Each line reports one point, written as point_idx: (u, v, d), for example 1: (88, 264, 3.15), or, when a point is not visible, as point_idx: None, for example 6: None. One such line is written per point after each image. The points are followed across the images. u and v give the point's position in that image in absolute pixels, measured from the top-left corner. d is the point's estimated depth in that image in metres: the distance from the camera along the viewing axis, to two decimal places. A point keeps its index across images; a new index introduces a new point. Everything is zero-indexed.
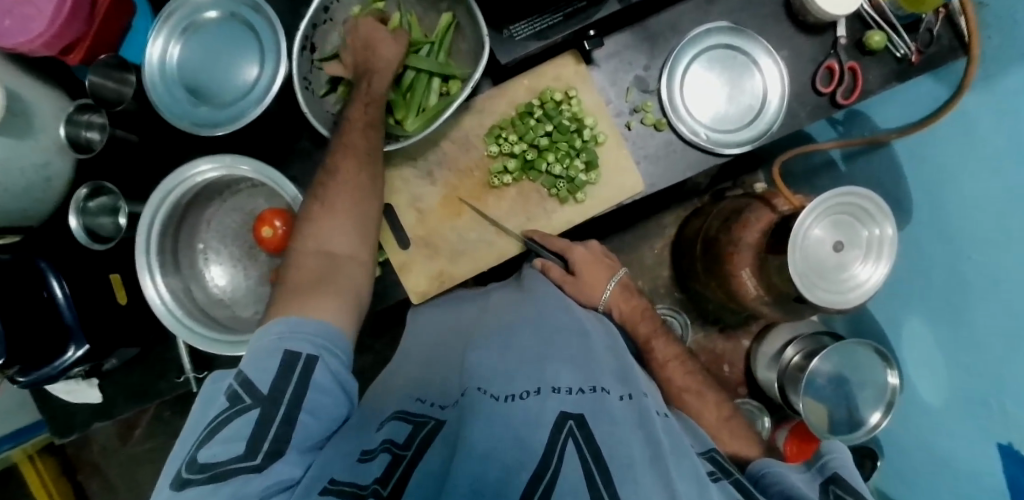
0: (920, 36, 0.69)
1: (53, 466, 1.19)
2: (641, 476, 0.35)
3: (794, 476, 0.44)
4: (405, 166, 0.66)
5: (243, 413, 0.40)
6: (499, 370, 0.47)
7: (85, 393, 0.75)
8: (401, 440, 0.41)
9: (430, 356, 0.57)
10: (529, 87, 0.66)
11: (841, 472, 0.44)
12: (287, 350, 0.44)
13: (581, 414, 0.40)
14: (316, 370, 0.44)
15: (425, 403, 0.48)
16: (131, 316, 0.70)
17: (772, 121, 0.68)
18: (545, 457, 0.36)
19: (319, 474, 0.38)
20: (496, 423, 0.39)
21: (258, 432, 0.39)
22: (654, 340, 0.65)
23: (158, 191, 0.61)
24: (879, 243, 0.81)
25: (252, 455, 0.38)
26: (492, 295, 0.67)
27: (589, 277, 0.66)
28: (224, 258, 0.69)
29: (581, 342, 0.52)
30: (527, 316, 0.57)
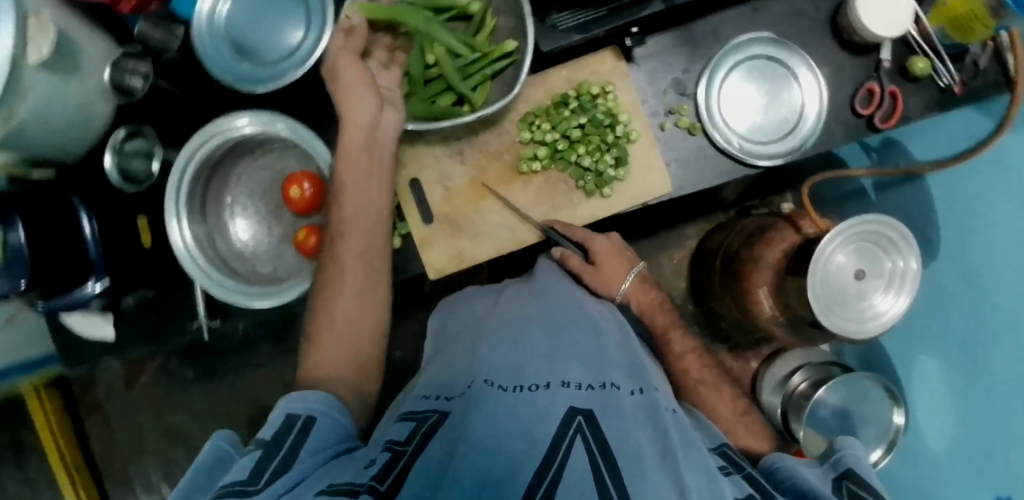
0: (965, 67, 0.69)
1: (58, 401, 1.22)
2: (650, 470, 0.34)
3: (806, 471, 0.44)
4: (437, 143, 0.67)
5: (243, 458, 0.37)
6: (507, 362, 0.46)
7: (99, 328, 0.76)
8: (402, 439, 0.40)
9: (440, 361, 0.58)
10: (567, 78, 0.66)
11: (855, 468, 0.44)
12: (288, 414, 0.43)
13: (590, 410, 0.38)
14: (316, 427, 0.42)
15: (432, 397, 0.48)
16: (154, 258, 0.73)
17: (809, 136, 0.67)
18: (553, 446, 0.34)
19: (320, 480, 0.35)
20: (501, 417, 0.37)
21: (261, 465, 0.36)
22: (671, 331, 0.65)
23: (193, 142, 0.63)
24: (901, 276, 0.80)
25: (252, 479, 0.34)
26: (506, 289, 0.67)
27: (610, 269, 0.64)
28: (251, 213, 0.71)
29: (592, 337, 0.52)
30: (539, 311, 0.56)
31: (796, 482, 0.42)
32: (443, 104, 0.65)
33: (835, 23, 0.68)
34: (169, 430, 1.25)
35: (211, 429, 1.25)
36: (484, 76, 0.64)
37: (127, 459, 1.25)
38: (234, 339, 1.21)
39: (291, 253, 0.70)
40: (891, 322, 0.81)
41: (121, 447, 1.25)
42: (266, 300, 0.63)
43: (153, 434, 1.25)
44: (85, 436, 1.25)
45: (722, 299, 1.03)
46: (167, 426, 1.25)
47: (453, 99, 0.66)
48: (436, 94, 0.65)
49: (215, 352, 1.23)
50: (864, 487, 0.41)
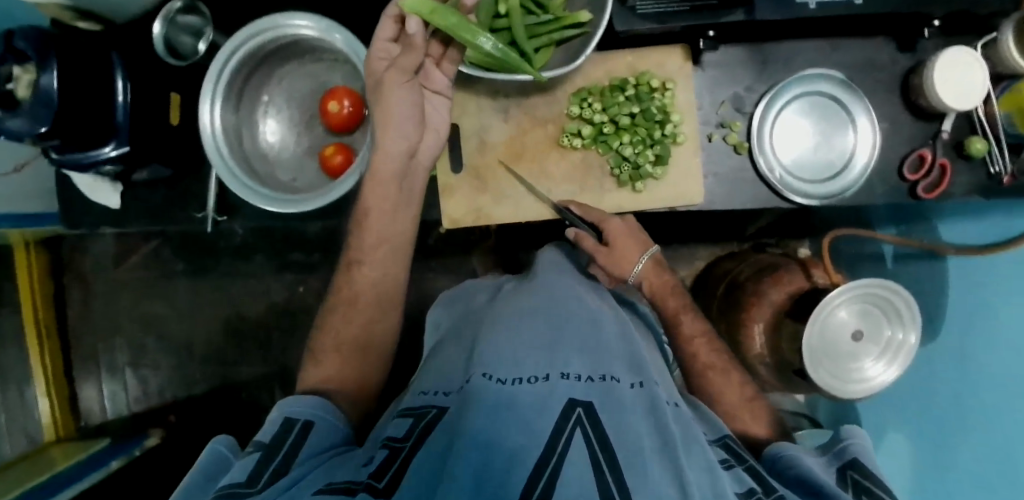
0: (1021, 160, 0.67)
1: (43, 260, 1.21)
2: (649, 464, 0.35)
3: (810, 460, 0.45)
4: (486, 95, 0.66)
5: (246, 457, 0.41)
6: (507, 351, 0.46)
7: (103, 195, 0.75)
8: (401, 435, 0.41)
9: (440, 356, 0.57)
10: (629, 65, 0.66)
11: (859, 457, 0.45)
12: (288, 416, 0.47)
13: (589, 403, 0.39)
14: (312, 429, 0.46)
15: (429, 393, 0.48)
16: (178, 138, 0.72)
17: (851, 185, 0.66)
18: (553, 439, 0.35)
19: (317, 479, 0.38)
20: (502, 407, 0.37)
21: (258, 467, 0.40)
22: (682, 314, 0.62)
23: (244, 31, 0.61)
24: (897, 347, 0.81)
25: (251, 482, 0.38)
26: (508, 286, 0.66)
27: (621, 251, 0.62)
28: (284, 117, 0.70)
29: (593, 329, 0.52)
30: (543, 300, 0.56)
31: (801, 471, 0.43)
32: (503, 57, 0.63)
33: (906, 81, 0.67)
34: (146, 317, 1.26)
35: (186, 327, 1.25)
36: (550, 40, 0.63)
37: (98, 335, 1.26)
38: (231, 243, 1.21)
39: (314, 166, 0.70)
40: (877, 389, 0.80)
41: (96, 322, 1.26)
42: (282, 207, 0.62)
43: (129, 317, 1.26)
44: (62, 302, 1.25)
45: (715, 326, 1.03)
46: (145, 313, 1.26)
47: (514, 55, 0.64)
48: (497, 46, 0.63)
49: (209, 251, 1.23)
50: (869, 478, 0.42)
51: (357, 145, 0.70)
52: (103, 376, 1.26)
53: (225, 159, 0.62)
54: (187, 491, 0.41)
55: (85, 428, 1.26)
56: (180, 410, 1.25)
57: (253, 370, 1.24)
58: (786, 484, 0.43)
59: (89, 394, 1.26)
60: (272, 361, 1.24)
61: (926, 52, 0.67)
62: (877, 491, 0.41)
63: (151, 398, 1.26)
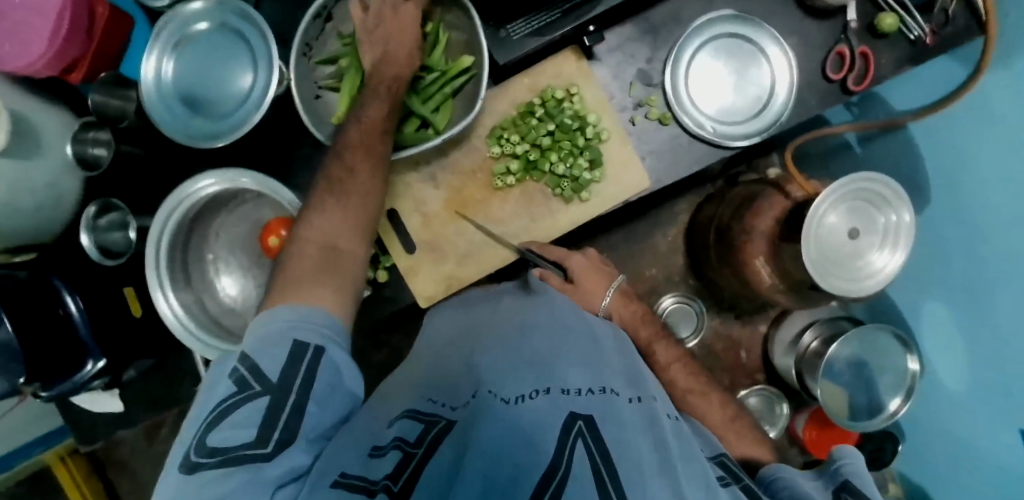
0: (935, 17, 0.67)
1: (83, 464, 1.25)
2: (651, 479, 0.33)
3: (803, 485, 0.41)
4: (409, 171, 0.66)
5: (252, 399, 0.38)
6: (507, 371, 0.46)
7: (107, 403, 0.75)
8: (413, 439, 0.39)
9: (428, 357, 0.56)
10: (530, 86, 0.65)
11: (853, 479, 0.40)
12: (296, 339, 0.43)
13: (590, 415, 0.38)
14: (322, 362, 0.43)
15: (435, 402, 0.46)
16: (145, 328, 0.72)
17: (781, 110, 0.66)
18: (557, 454, 0.33)
19: (328, 469, 0.36)
20: (506, 426, 0.37)
21: (268, 423, 0.37)
22: (655, 343, 0.64)
23: (168, 202, 0.62)
24: (896, 231, 0.80)
25: (262, 442, 0.36)
26: (503, 297, 0.62)
27: (591, 283, 0.64)
28: (235, 268, 0.70)
29: (592, 343, 0.52)
30: (535, 315, 0.56)
31: (791, 492, 0.40)
32: (408, 131, 0.63)
33: None
34: None
35: None
36: (444, 96, 0.63)
37: None
38: None
39: None
40: (886, 280, 0.80)
41: None
42: None
43: None
44: (116, 494, 1.28)
45: (721, 271, 1.02)
46: None
47: (418, 124, 0.64)
48: (399, 122, 0.64)
49: None
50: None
51: None
52: None
53: (189, 329, 0.63)
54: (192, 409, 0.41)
55: None
56: None
57: None
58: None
59: None
60: None
61: None
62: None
63: None
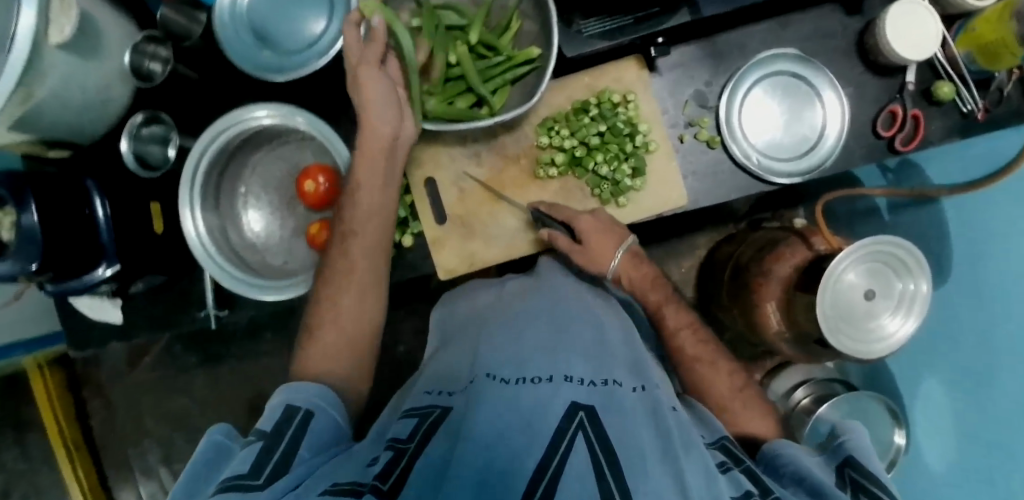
0: (990, 94, 0.68)
1: (60, 378, 1.24)
2: (651, 470, 0.36)
3: (806, 459, 0.48)
4: (454, 144, 0.66)
5: (249, 448, 0.41)
6: (510, 358, 0.49)
7: (106, 312, 0.76)
8: (404, 436, 0.43)
9: (447, 354, 0.60)
10: (588, 85, 0.66)
11: (854, 454, 0.48)
12: (289, 404, 0.48)
13: (592, 406, 0.41)
14: (313, 420, 0.46)
15: (434, 393, 0.51)
16: (165, 245, 0.73)
17: (828, 155, 0.66)
18: (557, 438, 0.37)
19: (323, 477, 0.38)
20: (506, 410, 0.40)
21: (260, 461, 0.39)
22: (665, 307, 0.65)
23: (210, 130, 0.62)
24: (912, 299, 0.80)
25: (255, 474, 0.37)
26: (509, 283, 0.68)
27: (598, 241, 0.61)
28: (264, 204, 0.71)
29: (596, 334, 0.55)
30: (542, 304, 0.59)
31: (797, 468, 0.47)
32: (461, 106, 0.64)
33: (862, 43, 0.67)
34: (171, 415, 1.29)
35: (211, 416, 1.28)
36: (504, 80, 0.63)
37: (126, 441, 1.29)
38: (240, 326, 1.23)
39: (302, 247, 0.70)
40: (896, 346, 0.80)
41: (123, 428, 1.29)
42: (278, 296, 0.63)
43: (155, 416, 1.29)
44: (84, 415, 1.28)
45: (730, 312, 1.02)
46: (168, 410, 1.29)
47: (473, 100, 0.65)
48: (454, 95, 0.64)
49: (218, 338, 1.25)
50: (863, 475, 0.45)
51: None
52: (138, 480, 1.29)
53: (211, 252, 0.63)
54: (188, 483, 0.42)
55: None
56: None
57: None
58: (784, 484, 0.47)
59: None
60: None
61: (874, 11, 0.67)
62: (869, 486, 0.44)
63: None
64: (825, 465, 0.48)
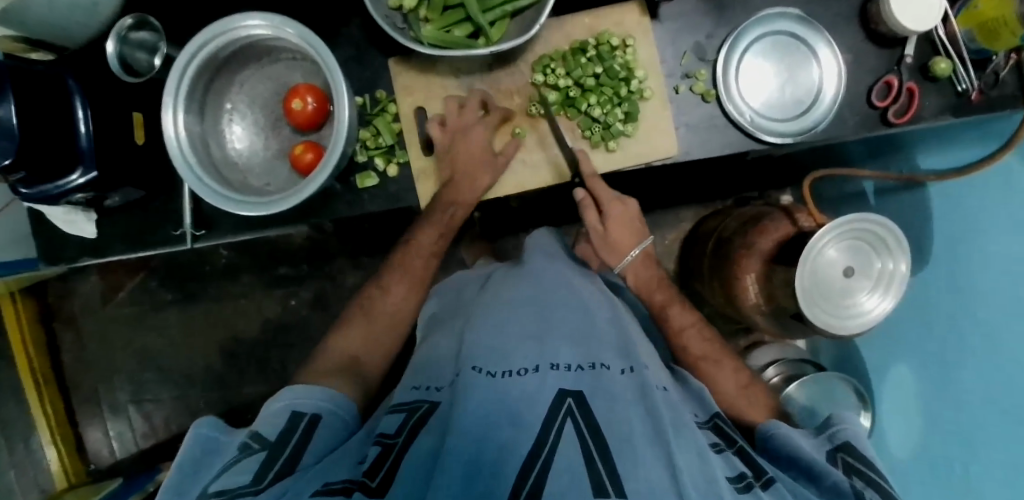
0: (985, 76, 0.66)
1: (31, 309, 1.23)
2: (642, 452, 0.40)
3: (800, 442, 0.51)
4: (450, 77, 0.69)
5: (252, 456, 0.46)
6: (493, 346, 0.52)
7: (80, 227, 0.74)
8: (392, 432, 0.47)
9: (434, 342, 0.65)
10: (589, 26, 0.66)
11: (850, 441, 0.51)
12: (294, 410, 0.54)
13: (580, 393, 0.45)
14: (312, 430, 0.52)
15: (421, 387, 0.55)
16: (145, 158, 0.70)
17: (821, 118, 0.66)
18: (545, 428, 0.41)
19: (311, 482, 0.42)
20: (493, 401, 0.43)
21: (262, 470, 0.44)
22: (670, 307, 0.71)
23: (198, 36, 0.59)
24: (889, 278, 0.76)
25: (255, 482, 0.42)
26: (493, 276, 0.75)
27: (622, 233, 0.72)
28: (250, 123, 0.70)
29: (581, 316, 0.58)
30: (528, 292, 0.62)
31: (793, 450, 0.50)
32: (458, 35, 0.63)
33: (864, 11, 0.67)
34: (141, 354, 1.27)
35: (185, 357, 1.27)
36: (504, 13, 0.62)
37: (96, 377, 1.27)
38: (216, 266, 1.24)
39: (285, 168, 0.70)
40: (873, 323, 0.76)
41: (93, 364, 1.27)
42: (253, 210, 0.60)
43: (127, 354, 1.27)
44: (56, 348, 1.27)
45: (710, 285, 1.01)
46: (141, 348, 1.27)
47: (471, 30, 0.64)
48: (451, 24, 0.64)
49: (197, 278, 1.25)
50: (857, 459, 0.49)
51: (325, 141, 0.70)
52: (106, 417, 1.27)
53: (190, 162, 0.61)
54: (180, 475, 0.45)
55: (96, 472, 1.28)
56: None
57: (255, 392, 1.25)
58: (781, 465, 0.50)
59: (95, 437, 1.28)
60: (273, 380, 1.25)
61: None
62: (863, 471, 0.47)
63: (158, 433, 1.27)
64: (820, 448, 0.51)
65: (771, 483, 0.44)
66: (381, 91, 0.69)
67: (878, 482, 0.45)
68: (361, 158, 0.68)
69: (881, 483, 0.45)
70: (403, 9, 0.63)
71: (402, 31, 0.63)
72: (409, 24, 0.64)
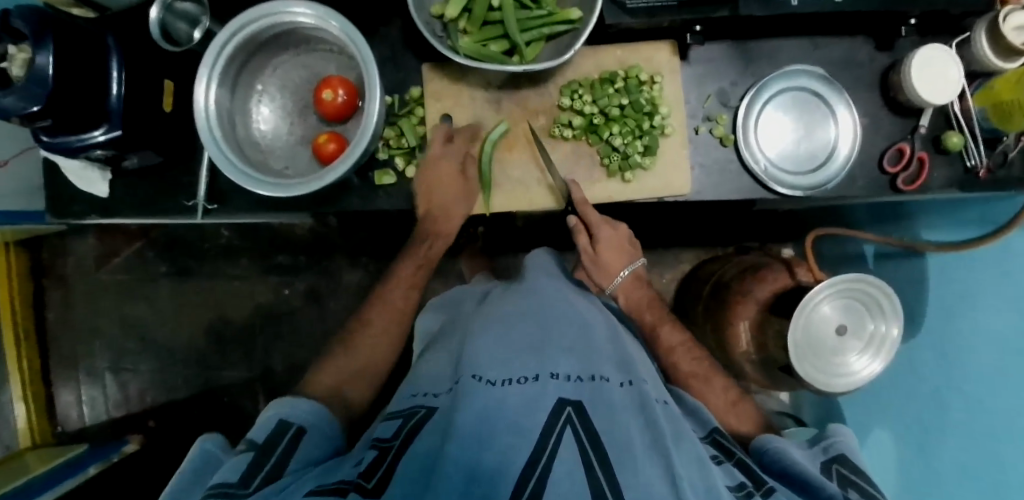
0: (994, 155, 0.68)
1: (23, 262, 1.22)
2: (641, 461, 0.41)
3: (795, 454, 0.53)
4: (478, 88, 0.70)
5: (242, 457, 0.47)
6: (495, 355, 0.52)
7: (93, 184, 0.74)
8: (388, 437, 0.47)
9: (431, 357, 0.65)
10: (619, 58, 0.69)
11: (843, 454, 0.54)
12: (284, 417, 0.54)
13: (578, 402, 0.45)
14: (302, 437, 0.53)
15: (420, 394, 0.56)
16: (169, 126, 0.70)
17: (833, 176, 0.67)
18: (545, 435, 0.41)
19: (306, 483, 0.43)
20: (493, 410, 0.43)
21: (250, 471, 0.45)
22: (660, 327, 0.71)
23: (242, 16, 0.61)
24: (880, 341, 0.77)
25: (244, 483, 0.43)
26: (494, 290, 0.76)
27: (613, 257, 0.73)
28: (278, 106, 0.72)
29: (581, 330, 0.59)
30: (533, 305, 0.63)
31: (787, 463, 0.51)
32: (494, 49, 0.65)
33: (884, 80, 0.69)
34: (127, 322, 1.26)
35: (170, 331, 1.26)
36: (541, 34, 0.64)
37: (77, 339, 1.26)
38: (216, 244, 1.24)
39: (305, 155, 0.72)
40: (861, 383, 0.77)
41: (76, 326, 1.26)
42: (272, 191, 0.60)
43: (112, 320, 1.26)
44: (41, 305, 1.26)
45: (702, 328, 1.02)
46: (127, 316, 1.26)
47: (506, 47, 0.66)
48: (488, 39, 0.66)
49: (194, 253, 1.24)
50: (851, 471, 0.52)
51: (349, 134, 0.72)
52: (81, 381, 1.26)
53: (216, 136, 0.62)
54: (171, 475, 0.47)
55: (62, 436, 1.25)
56: (161, 416, 1.24)
57: (236, 375, 1.24)
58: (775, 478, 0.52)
59: (66, 400, 1.26)
60: (255, 366, 1.24)
61: (903, 52, 0.69)
62: (859, 483, 0.50)
63: (130, 403, 1.25)
64: (815, 460, 0.54)
65: (772, 492, 0.45)
66: (412, 93, 0.71)
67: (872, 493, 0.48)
68: (382, 156, 0.70)
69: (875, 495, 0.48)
70: (443, 18, 0.65)
71: (440, 39, 0.65)
72: (448, 33, 0.65)
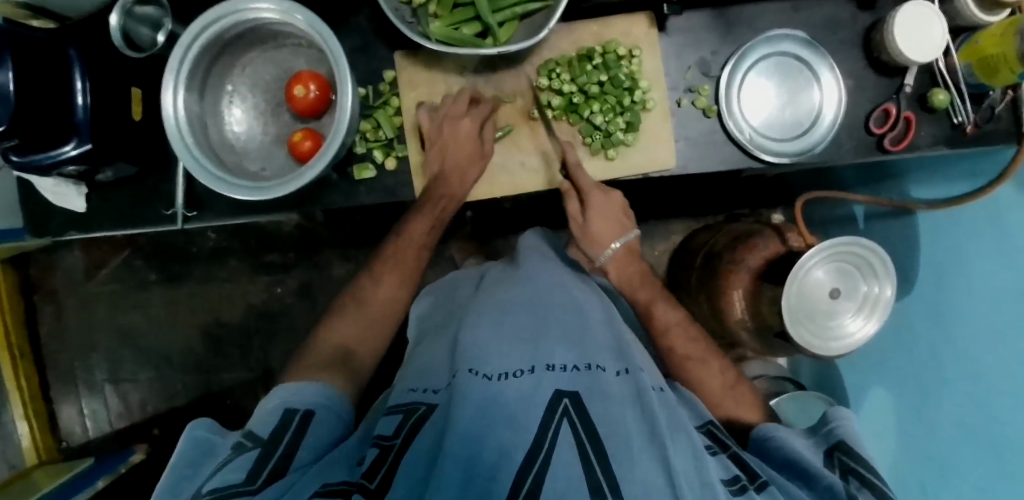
0: (981, 110, 0.67)
1: (12, 279, 1.21)
2: (638, 451, 0.40)
3: (796, 443, 0.53)
4: (454, 74, 0.69)
5: (244, 453, 0.46)
6: (490, 348, 0.52)
7: (69, 200, 0.73)
8: (389, 434, 0.47)
9: (428, 346, 0.65)
10: (596, 34, 0.67)
11: (844, 438, 0.53)
12: (287, 407, 0.53)
13: (575, 393, 0.45)
14: (309, 424, 0.52)
15: (419, 390, 0.55)
16: (141, 134, 0.68)
17: (820, 140, 0.66)
18: (542, 429, 0.41)
19: (314, 479, 0.43)
20: (489, 403, 0.43)
21: (256, 467, 0.44)
22: (654, 305, 0.69)
23: (204, 16, 0.59)
24: (873, 302, 0.76)
25: (249, 481, 0.42)
26: (488, 276, 0.76)
27: (603, 227, 0.69)
28: (250, 106, 0.70)
29: (577, 318, 0.58)
30: (527, 294, 0.62)
31: (788, 454, 0.51)
32: (466, 33, 0.63)
33: (868, 38, 0.68)
34: (121, 331, 1.25)
35: (165, 337, 1.25)
36: (513, 14, 0.62)
37: (73, 353, 1.25)
38: (204, 247, 1.23)
39: (281, 154, 0.70)
40: (857, 346, 0.76)
41: (71, 339, 1.25)
42: (249, 195, 0.59)
43: (107, 331, 1.25)
44: (34, 321, 1.25)
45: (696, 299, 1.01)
46: (122, 326, 1.25)
47: (479, 30, 0.64)
48: (460, 22, 0.64)
49: (183, 259, 1.23)
50: (852, 457, 0.51)
51: (325, 130, 0.70)
52: (82, 393, 1.25)
53: (187, 142, 0.60)
54: (175, 472, 0.47)
55: (67, 450, 1.25)
56: (164, 423, 1.24)
57: (235, 376, 1.24)
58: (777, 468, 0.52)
59: (69, 414, 1.25)
60: (253, 366, 1.23)
61: (886, 9, 0.67)
62: (857, 468, 0.50)
63: (133, 413, 1.25)
64: (816, 451, 0.54)
65: (765, 486, 0.45)
66: (385, 84, 0.69)
67: (870, 477, 0.48)
68: (360, 150, 0.68)
69: (875, 480, 0.48)
70: (413, 3, 0.63)
71: (411, 25, 0.63)
72: (418, 19, 0.64)
